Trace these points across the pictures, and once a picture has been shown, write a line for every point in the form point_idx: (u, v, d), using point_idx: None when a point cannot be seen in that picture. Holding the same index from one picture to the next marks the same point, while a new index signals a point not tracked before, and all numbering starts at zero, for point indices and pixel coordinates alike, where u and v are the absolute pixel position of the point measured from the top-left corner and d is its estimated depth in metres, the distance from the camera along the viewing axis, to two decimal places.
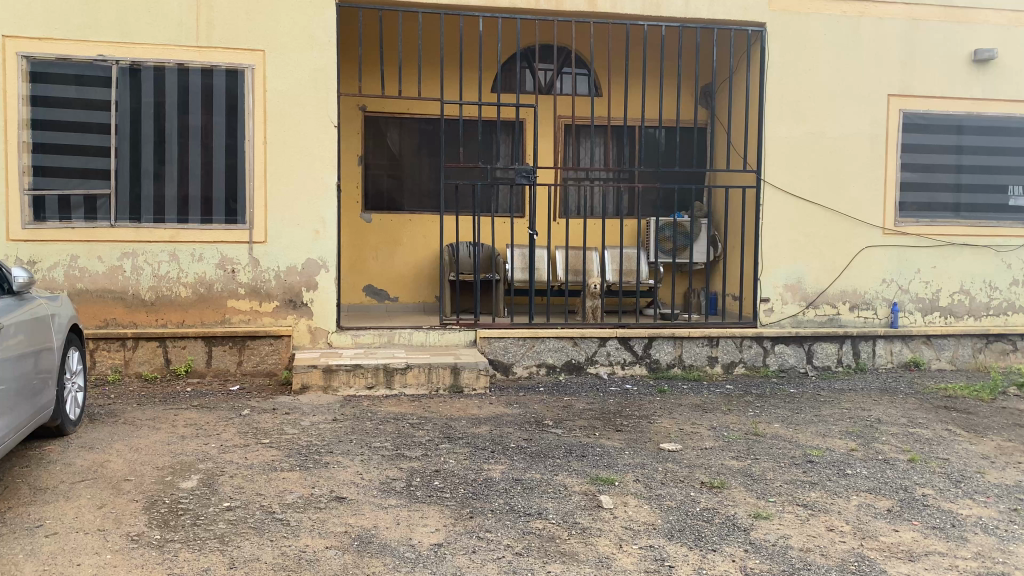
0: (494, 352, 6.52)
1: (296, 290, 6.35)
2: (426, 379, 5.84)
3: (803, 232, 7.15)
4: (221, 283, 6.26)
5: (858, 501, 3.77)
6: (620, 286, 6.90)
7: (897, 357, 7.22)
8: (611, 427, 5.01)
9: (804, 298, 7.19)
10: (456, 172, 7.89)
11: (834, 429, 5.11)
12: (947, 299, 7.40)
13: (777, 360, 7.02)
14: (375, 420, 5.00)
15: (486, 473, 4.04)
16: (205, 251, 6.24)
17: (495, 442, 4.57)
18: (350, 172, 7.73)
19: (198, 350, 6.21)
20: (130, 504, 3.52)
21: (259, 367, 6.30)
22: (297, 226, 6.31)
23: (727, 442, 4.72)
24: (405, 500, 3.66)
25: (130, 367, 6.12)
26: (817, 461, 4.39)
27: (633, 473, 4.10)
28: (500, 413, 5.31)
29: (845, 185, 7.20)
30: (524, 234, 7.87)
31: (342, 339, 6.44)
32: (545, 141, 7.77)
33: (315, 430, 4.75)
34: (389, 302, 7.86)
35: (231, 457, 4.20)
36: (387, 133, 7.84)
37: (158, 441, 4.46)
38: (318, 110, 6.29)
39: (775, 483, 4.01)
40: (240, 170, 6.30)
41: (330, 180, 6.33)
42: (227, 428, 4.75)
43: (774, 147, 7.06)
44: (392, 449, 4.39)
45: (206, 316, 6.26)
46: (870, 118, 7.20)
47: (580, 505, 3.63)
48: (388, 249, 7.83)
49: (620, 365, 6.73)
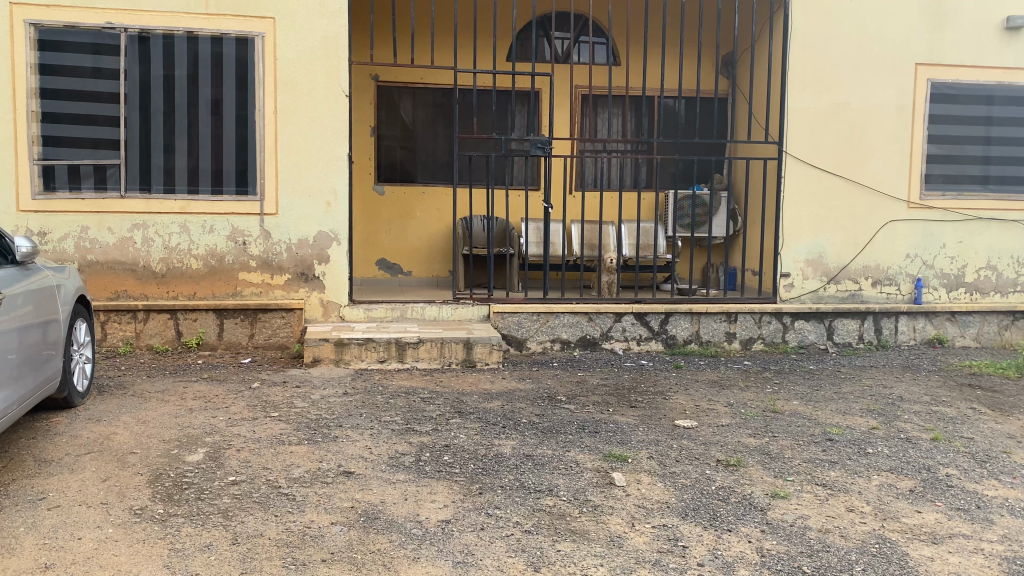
0: (507, 327, 6.44)
1: (308, 263, 6.28)
2: (439, 354, 5.76)
3: (825, 206, 6.98)
4: (232, 256, 6.20)
5: (880, 481, 3.65)
6: (637, 260, 6.77)
7: (920, 334, 7.07)
8: (626, 403, 4.91)
9: (825, 273, 7.03)
10: (471, 144, 7.77)
11: (855, 407, 4.98)
12: (973, 275, 7.22)
13: (796, 336, 6.90)
14: (386, 394, 4.93)
15: (496, 449, 3.95)
16: (216, 222, 6.17)
17: (507, 417, 4.48)
18: (362, 143, 7.62)
19: (209, 323, 6.17)
20: (134, 477, 3.47)
21: (271, 340, 6.26)
22: (308, 197, 6.23)
23: (744, 419, 4.61)
24: (414, 476, 3.59)
25: (141, 339, 6.10)
26: (837, 439, 4.27)
27: (647, 450, 4.01)
28: (512, 388, 5.22)
29: (870, 157, 7.00)
30: (539, 207, 7.74)
31: (354, 312, 6.37)
32: (561, 112, 7.62)
33: (324, 404, 4.69)
34: (403, 276, 7.79)
35: (238, 431, 4.15)
36: (401, 103, 7.72)
37: (165, 413, 4.41)
38: (329, 79, 6.17)
39: (793, 461, 3.91)
40: (251, 140, 6.21)
41: (342, 151, 6.23)
42: (236, 402, 4.70)
43: (796, 118, 6.88)
44: (402, 424, 4.32)
45: (217, 288, 6.20)
46: (896, 87, 6.98)
47: (592, 482, 3.54)
48: (401, 222, 7.74)
49: (635, 340, 6.62)
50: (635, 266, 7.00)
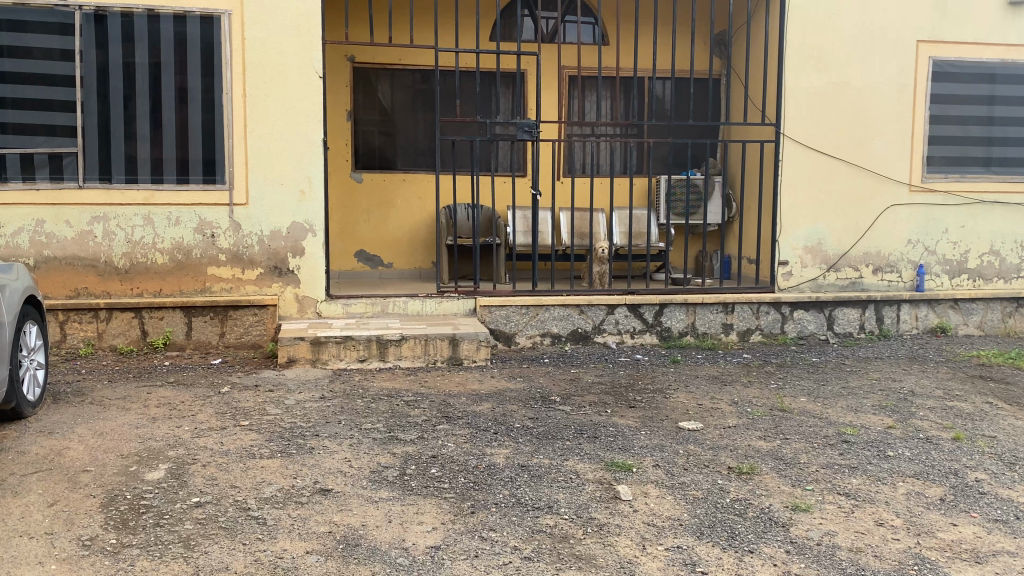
0: (495, 322, 6.10)
1: (281, 255, 5.90)
2: (423, 352, 5.42)
3: (824, 190, 6.69)
4: (200, 250, 5.81)
5: (906, 489, 3.36)
6: (630, 249, 6.45)
7: (923, 322, 6.82)
8: (624, 403, 4.60)
9: (825, 260, 6.74)
10: (453, 129, 7.40)
11: (867, 403, 4.69)
12: (976, 261, 6.96)
13: (795, 327, 6.61)
14: (366, 398, 4.58)
15: (488, 459, 3.62)
16: (182, 214, 5.77)
17: (498, 422, 4.14)
18: (338, 128, 7.23)
19: (177, 321, 5.78)
20: (85, 500, 3.10)
21: (243, 339, 5.88)
22: (280, 186, 5.85)
23: (752, 420, 4.30)
24: (398, 493, 3.25)
25: (104, 340, 5.69)
26: (853, 441, 3.97)
27: (652, 457, 3.69)
28: (502, 388, 4.89)
29: (871, 139, 6.71)
30: (526, 194, 7.39)
31: (332, 308, 6.01)
32: (548, 93, 7.27)
33: (300, 410, 4.33)
34: (383, 268, 7.43)
35: (205, 443, 3.78)
36: (378, 86, 7.33)
37: (125, 424, 4.03)
38: (302, 61, 5.79)
39: (810, 467, 3.61)
40: (218, 126, 5.81)
41: (316, 137, 5.85)
42: (203, 409, 4.32)
43: (794, 97, 6.57)
44: (385, 432, 3.98)
45: (185, 285, 5.81)
46: (897, 65, 6.69)
47: (595, 497, 3.21)
48: (381, 212, 7.37)
49: (629, 334, 6.31)
50: (628, 255, 6.68)
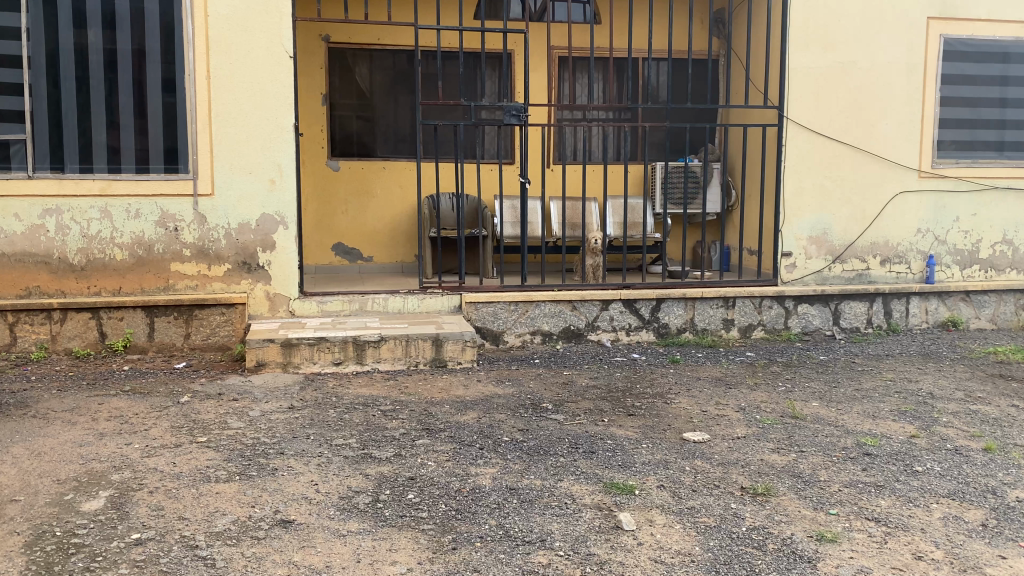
0: (481, 320, 5.71)
1: (251, 250, 5.48)
2: (404, 353, 5.02)
3: (830, 177, 6.31)
4: (162, 244, 5.36)
5: (942, 513, 2.99)
6: (624, 241, 6.07)
7: (933, 316, 6.48)
8: (621, 411, 4.21)
9: (831, 251, 6.38)
10: (436, 113, 6.97)
11: (884, 408, 4.33)
12: (989, 250, 6.61)
13: (799, 322, 6.25)
14: (340, 407, 4.17)
15: (473, 481, 3.22)
16: (142, 206, 5.32)
17: (484, 436, 3.75)
18: (312, 113, 6.80)
19: (137, 322, 5.36)
20: (7, 539, 2.69)
21: (209, 341, 5.46)
22: (248, 175, 5.42)
23: (762, 429, 3.93)
24: (369, 525, 2.85)
25: (58, 343, 5.26)
26: (876, 453, 3.60)
27: (655, 476, 3.31)
28: (489, 394, 4.49)
29: (878, 122, 6.33)
30: (514, 182, 6.97)
31: (306, 306, 5.59)
32: (537, 75, 6.85)
33: (265, 423, 3.92)
34: (362, 262, 7.03)
35: (155, 464, 3.37)
36: (356, 67, 6.89)
37: (68, 441, 3.61)
38: (270, 39, 5.35)
39: (832, 487, 3.23)
40: (180, 110, 5.36)
41: (288, 122, 5.43)
42: (158, 422, 3.90)
43: (798, 78, 6.18)
44: (358, 449, 3.57)
45: (146, 282, 5.37)
46: (907, 44, 6.30)
47: (594, 528, 2.83)
48: (359, 201, 6.96)
49: (624, 331, 5.94)
50: (623, 246, 6.30)
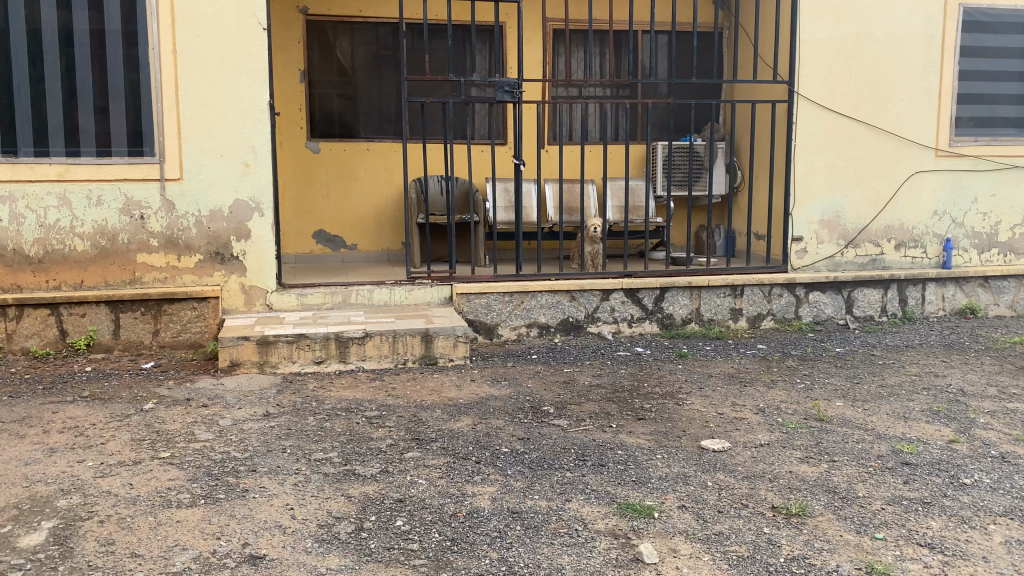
0: (474, 312, 5.33)
1: (223, 240, 5.06)
2: (390, 351, 4.63)
3: (843, 156, 5.93)
4: (127, 234, 4.93)
5: (1003, 537, 2.63)
6: (626, 227, 5.69)
7: (950, 303, 6.14)
8: (630, 415, 3.84)
9: (843, 235, 6.02)
10: (423, 90, 6.54)
11: (915, 408, 3.98)
12: (1008, 233, 6.28)
13: (811, 311, 5.90)
14: (320, 414, 3.78)
15: (470, 503, 2.85)
16: (104, 192, 4.87)
17: (481, 446, 3.37)
18: (290, 91, 6.37)
19: (101, 318, 4.93)
20: None
21: (180, 337, 5.04)
22: (220, 158, 4.99)
23: (786, 435, 3.57)
24: (351, 560, 2.47)
25: (15, 342, 4.84)
26: (916, 463, 3.25)
27: (675, 493, 2.94)
28: (484, 396, 4.11)
29: (894, 98, 5.95)
30: (507, 164, 6.57)
31: (285, 299, 5.19)
32: (531, 49, 6.43)
33: (237, 434, 3.52)
34: (346, 251, 6.64)
35: (108, 486, 2.97)
36: (336, 42, 6.45)
37: (12, 459, 3.20)
38: (241, 9, 4.91)
39: (874, 504, 2.87)
40: (144, 86, 4.90)
41: (262, 99, 5.00)
42: (118, 435, 3.50)
43: (809, 51, 5.78)
44: (340, 465, 3.18)
45: (111, 275, 4.94)
46: (924, 13, 5.91)
47: (610, 562, 2.45)
48: (342, 185, 6.55)
49: (626, 322, 5.57)
50: (623, 231, 5.92)
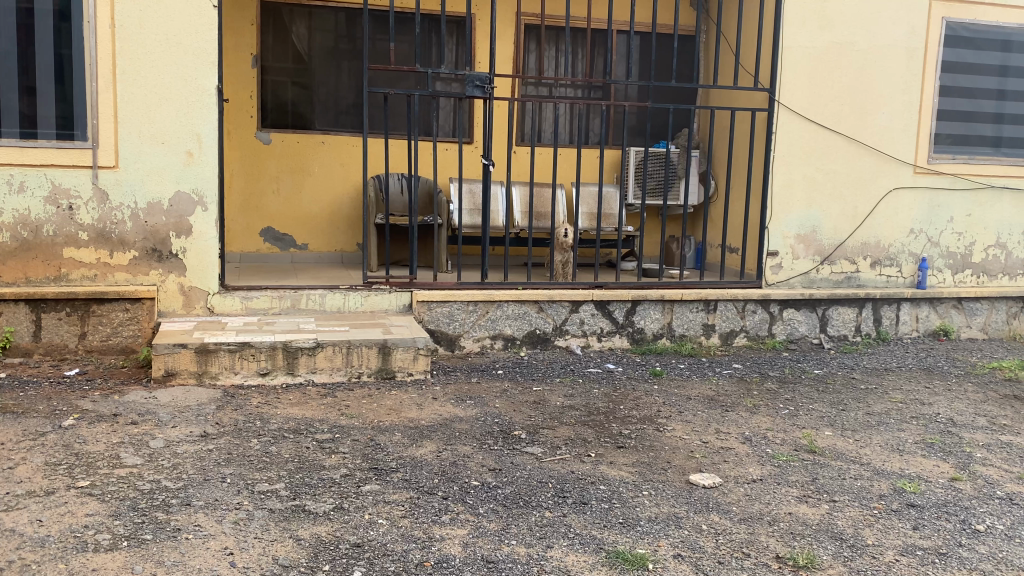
0: (435, 322, 4.98)
1: (162, 235, 4.61)
2: (344, 363, 4.24)
3: (821, 168, 5.72)
4: (52, 226, 4.43)
5: None
6: (598, 234, 5.38)
7: (923, 324, 5.98)
8: (608, 443, 3.52)
9: (819, 251, 5.80)
10: (385, 82, 6.15)
11: (908, 440, 3.74)
12: (981, 254, 6.14)
13: (784, 329, 5.68)
14: (265, 436, 3.38)
15: (438, 549, 2.48)
16: (28, 178, 4.37)
17: (448, 479, 3.01)
18: (240, 77, 5.93)
19: (20, 319, 4.42)
20: None
21: (109, 342, 4.56)
22: (161, 146, 4.54)
23: (779, 469, 3.29)
24: None
25: None
26: (922, 505, 2.99)
27: (669, 540, 2.63)
28: (448, 418, 3.75)
29: (875, 111, 5.77)
30: (474, 164, 6.20)
31: (227, 302, 4.75)
32: (502, 44, 6.09)
33: (168, 459, 3.10)
34: (296, 250, 6.21)
35: (13, 524, 2.53)
36: (293, 26, 6.03)
37: None
38: None
39: (888, 556, 2.59)
40: (76, 63, 4.41)
41: (209, 83, 4.56)
42: (29, 457, 3.04)
43: (792, 59, 5.56)
44: (287, 499, 2.79)
45: (32, 271, 4.43)
46: (908, 25, 5.74)
47: None
48: (294, 181, 6.12)
49: (595, 336, 5.27)
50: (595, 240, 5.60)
